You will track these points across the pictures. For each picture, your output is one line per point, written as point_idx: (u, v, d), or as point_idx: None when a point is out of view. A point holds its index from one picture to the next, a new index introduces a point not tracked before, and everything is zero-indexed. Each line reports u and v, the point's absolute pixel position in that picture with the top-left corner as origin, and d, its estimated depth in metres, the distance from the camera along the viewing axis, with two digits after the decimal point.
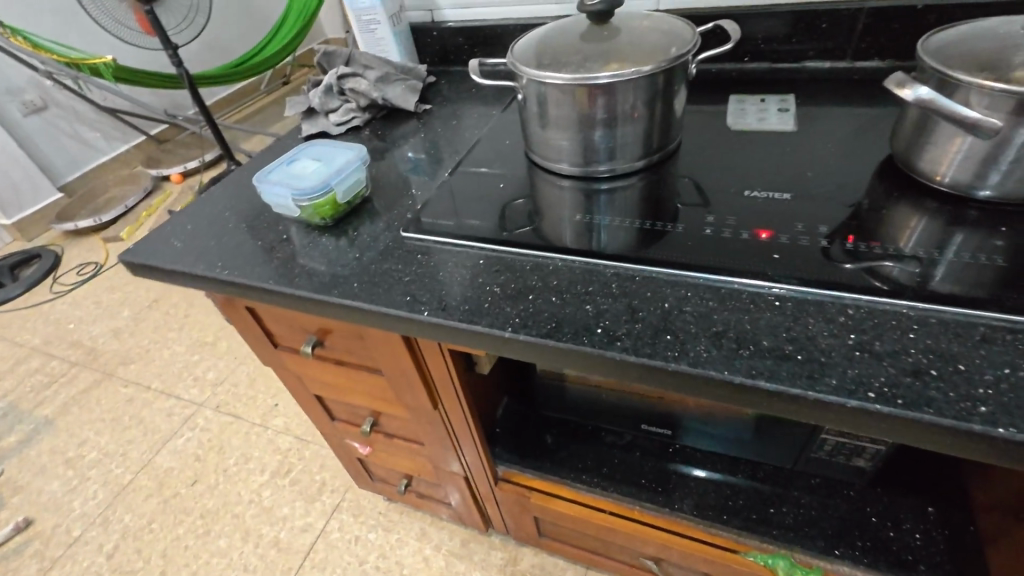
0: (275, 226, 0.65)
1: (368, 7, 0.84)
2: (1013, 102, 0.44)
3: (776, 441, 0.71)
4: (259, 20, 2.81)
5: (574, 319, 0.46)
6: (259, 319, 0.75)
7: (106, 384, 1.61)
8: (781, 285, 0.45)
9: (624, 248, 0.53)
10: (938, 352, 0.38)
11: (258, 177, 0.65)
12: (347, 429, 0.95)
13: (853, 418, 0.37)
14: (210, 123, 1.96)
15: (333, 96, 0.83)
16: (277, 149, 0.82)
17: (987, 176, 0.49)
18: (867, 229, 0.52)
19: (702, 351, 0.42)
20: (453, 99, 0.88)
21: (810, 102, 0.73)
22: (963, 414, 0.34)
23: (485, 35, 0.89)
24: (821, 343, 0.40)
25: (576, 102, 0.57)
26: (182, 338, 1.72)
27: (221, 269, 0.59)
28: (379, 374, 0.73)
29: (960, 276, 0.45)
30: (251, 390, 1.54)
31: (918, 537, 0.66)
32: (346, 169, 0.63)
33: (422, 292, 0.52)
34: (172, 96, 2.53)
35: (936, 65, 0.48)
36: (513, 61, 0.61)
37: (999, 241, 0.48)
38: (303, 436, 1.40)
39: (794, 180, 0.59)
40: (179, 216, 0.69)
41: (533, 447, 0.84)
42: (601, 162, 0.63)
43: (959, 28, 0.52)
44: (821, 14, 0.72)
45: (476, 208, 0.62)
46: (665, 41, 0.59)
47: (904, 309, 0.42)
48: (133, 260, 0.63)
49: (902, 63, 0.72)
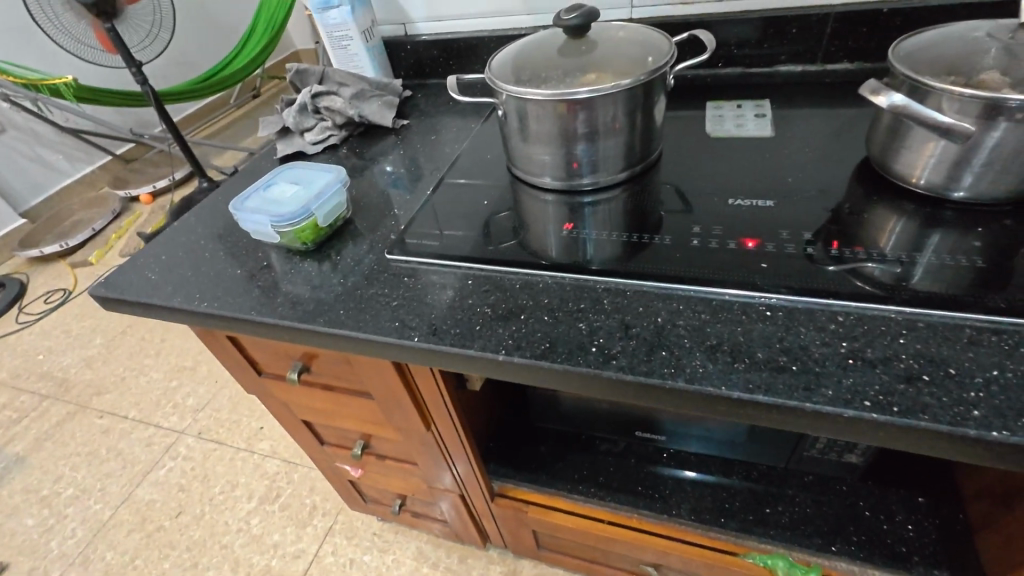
0: (254, 252, 0.63)
1: (340, 23, 0.83)
2: (983, 107, 0.45)
3: (769, 442, 0.71)
4: (225, 34, 2.76)
5: (568, 338, 0.46)
6: (241, 347, 0.73)
7: (80, 417, 1.55)
8: (771, 295, 0.46)
9: (612, 261, 0.53)
10: (929, 356, 0.39)
11: (234, 204, 0.63)
12: (337, 452, 0.93)
13: (851, 427, 0.38)
14: (179, 141, 1.91)
15: (308, 115, 0.81)
16: (252, 171, 0.80)
17: (960, 177, 0.50)
18: (849, 233, 0.52)
19: (698, 366, 0.42)
20: (430, 113, 0.87)
21: (784, 105, 0.74)
22: (958, 419, 0.35)
23: (460, 48, 0.89)
24: (815, 353, 0.41)
25: (556, 117, 0.57)
26: (159, 364, 1.67)
27: (199, 301, 0.57)
28: (368, 397, 0.71)
29: (943, 278, 0.46)
30: (234, 415, 1.50)
31: (911, 529, 0.67)
32: (326, 192, 0.61)
33: (411, 317, 0.51)
34: (138, 114, 2.46)
35: (907, 72, 0.49)
36: (491, 77, 0.61)
37: (976, 241, 0.49)
38: (291, 459, 1.37)
39: (775, 186, 0.60)
40: (152, 246, 0.67)
41: (528, 461, 0.83)
42: (584, 175, 0.63)
43: (927, 33, 0.53)
44: (791, 20, 0.73)
45: (460, 225, 0.61)
46: (642, 53, 0.59)
47: (892, 313, 0.43)
48: (105, 294, 0.60)
49: (871, 65, 0.74)
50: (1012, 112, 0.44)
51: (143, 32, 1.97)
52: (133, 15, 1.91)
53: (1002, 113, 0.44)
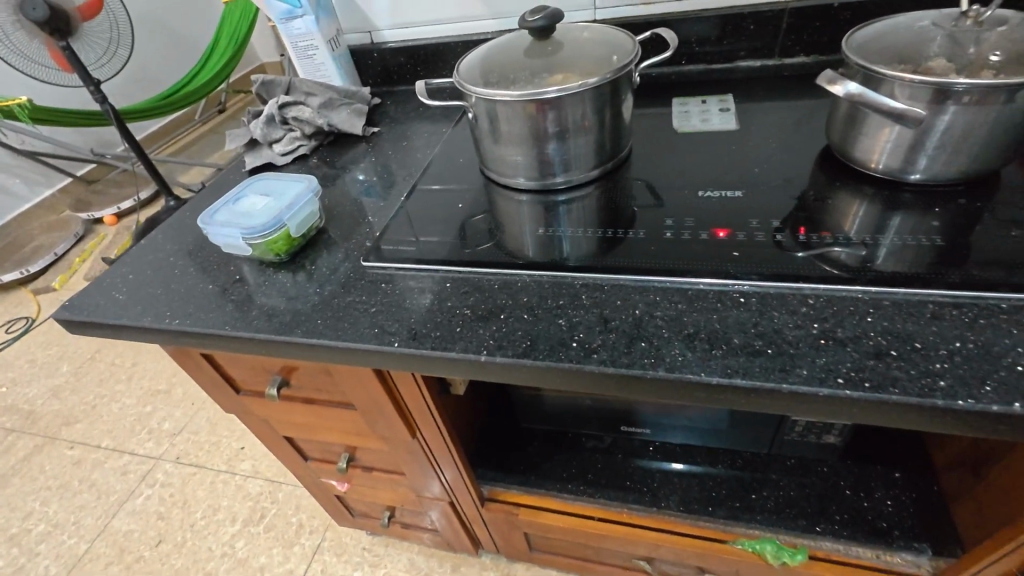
0: (226, 266, 0.62)
1: (304, 33, 0.82)
2: (933, 92, 0.47)
3: (750, 429, 0.73)
4: (186, 49, 2.70)
5: (549, 335, 0.46)
6: (217, 365, 0.71)
7: (49, 449, 1.49)
8: (743, 282, 0.47)
9: (588, 257, 0.53)
10: (896, 332, 0.41)
11: (202, 218, 0.62)
12: (321, 467, 0.92)
13: (826, 406, 0.39)
14: (143, 159, 1.86)
15: (275, 125, 0.80)
16: (221, 185, 0.78)
17: (916, 161, 0.52)
18: (815, 219, 0.54)
19: (677, 355, 0.42)
20: (400, 120, 0.86)
21: (747, 99, 0.76)
22: (926, 390, 0.36)
23: (427, 54, 0.89)
24: (788, 335, 0.42)
25: (526, 118, 0.57)
26: (131, 389, 1.62)
27: (171, 319, 0.56)
28: (350, 408, 0.70)
29: (905, 257, 0.47)
30: (213, 437, 1.46)
31: (890, 504, 0.68)
32: (298, 202, 0.60)
33: (390, 322, 0.50)
34: (98, 133, 2.39)
35: (860, 61, 0.51)
36: (460, 80, 0.61)
37: (935, 221, 0.51)
38: (274, 478, 1.34)
39: (743, 177, 0.61)
40: (117, 265, 0.65)
41: (516, 463, 0.83)
42: (557, 175, 0.63)
43: (876, 24, 0.55)
44: (747, 17, 0.75)
45: (436, 229, 0.61)
46: (607, 52, 0.60)
47: (859, 293, 0.44)
48: (70, 317, 0.58)
49: (827, 58, 0.76)
50: (959, 96, 0.46)
51: (100, 48, 1.93)
52: (90, 31, 1.87)
53: (950, 97, 0.46)
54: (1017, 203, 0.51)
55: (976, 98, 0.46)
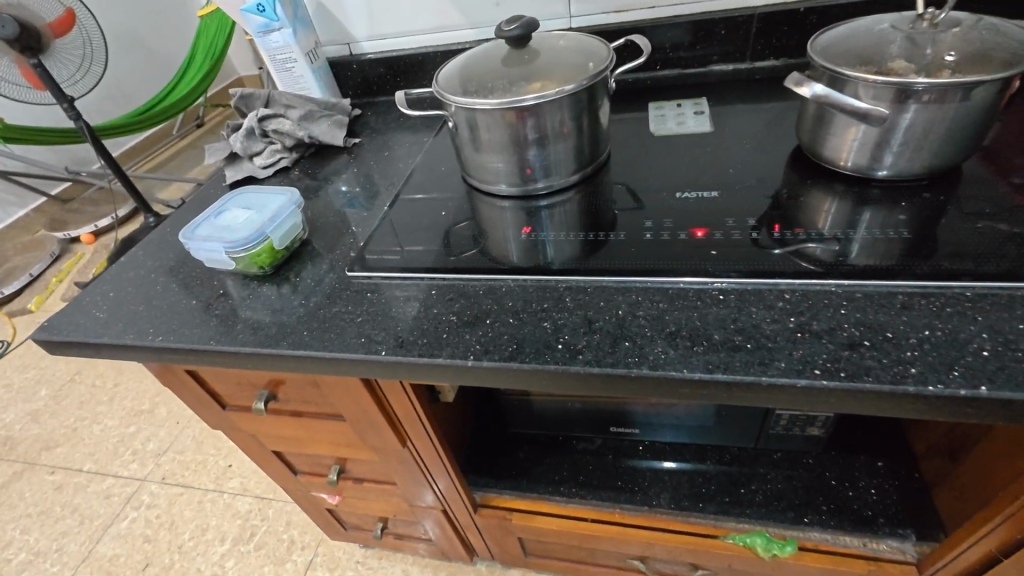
0: (209, 281, 0.61)
1: (282, 46, 0.82)
2: (895, 92, 0.49)
3: (736, 424, 0.74)
4: (162, 65, 2.68)
5: (535, 338, 0.47)
6: (202, 382, 0.70)
7: (28, 475, 1.45)
8: (722, 280, 0.48)
9: (571, 260, 0.54)
10: (868, 323, 0.42)
11: (183, 233, 0.61)
12: (311, 481, 0.91)
13: (806, 396, 0.40)
14: (121, 176, 1.83)
15: (256, 139, 0.80)
16: (201, 200, 0.78)
17: (882, 158, 0.54)
18: (789, 217, 0.55)
19: (660, 352, 0.43)
20: (381, 130, 0.87)
21: (720, 102, 0.78)
22: (898, 377, 0.38)
23: (406, 64, 0.89)
24: (766, 330, 0.43)
25: (506, 125, 0.58)
26: (113, 410, 1.58)
27: (154, 336, 0.55)
28: (339, 420, 0.70)
29: (876, 251, 0.49)
30: (199, 455, 1.44)
31: (874, 493, 0.70)
32: (281, 215, 0.60)
33: (377, 331, 0.50)
34: (73, 150, 2.35)
35: (825, 64, 0.53)
36: (439, 90, 0.61)
37: (902, 215, 0.53)
38: (264, 494, 1.32)
39: (719, 178, 0.63)
40: (97, 284, 0.64)
41: (508, 468, 0.83)
42: (538, 180, 0.64)
43: (840, 28, 0.57)
44: (719, 22, 0.77)
45: (421, 237, 0.62)
46: (583, 60, 0.61)
47: (833, 287, 0.46)
48: (49, 337, 0.57)
49: (795, 60, 0.79)
50: (919, 95, 0.48)
51: (73, 65, 1.90)
52: (61, 49, 1.84)
53: (911, 97, 0.48)
54: (980, 196, 0.54)
55: (934, 97, 0.48)
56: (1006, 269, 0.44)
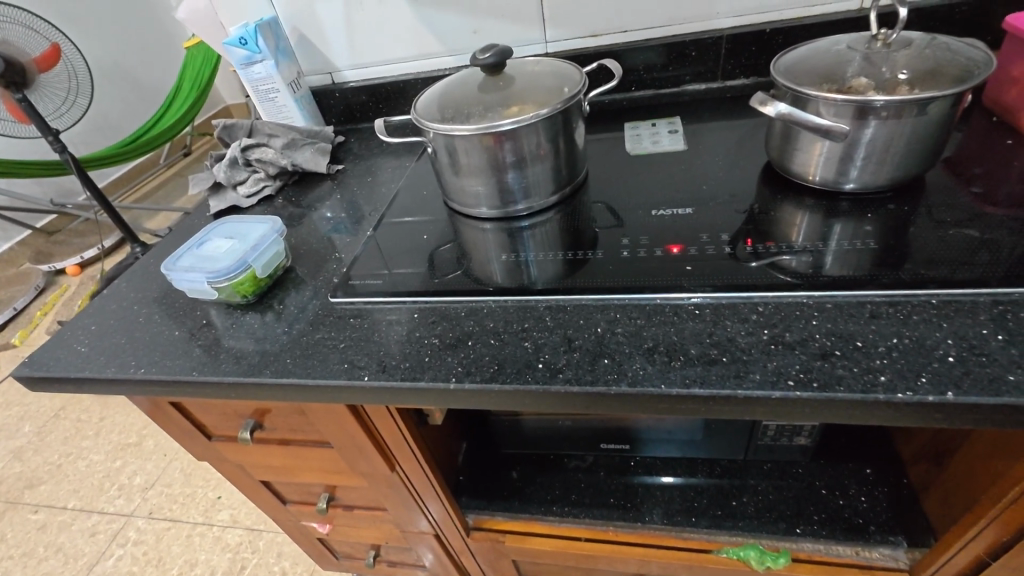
0: (192, 311, 0.61)
1: (264, 77, 0.84)
2: (855, 109, 0.50)
3: (725, 436, 0.75)
4: (149, 97, 2.70)
5: (515, 358, 0.47)
6: (187, 413, 0.70)
7: (11, 515, 1.41)
8: (697, 295, 0.49)
9: (553, 280, 0.55)
10: (839, 333, 0.43)
11: (166, 264, 0.61)
12: (301, 510, 0.90)
13: (781, 407, 0.40)
14: (108, 208, 1.83)
15: (239, 168, 0.81)
16: (184, 231, 0.78)
17: (848, 172, 0.56)
18: (762, 230, 0.57)
19: (639, 369, 0.44)
20: (365, 156, 0.88)
21: (694, 120, 0.80)
22: (869, 386, 0.39)
23: (387, 92, 0.91)
24: (741, 343, 0.44)
25: (483, 149, 0.59)
26: (99, 445, 1.55)
27: (136, 368, 0.55)
28: (327, 446, 0.70)
29: (848, 262, 0.50)
30: (188, 488, 1.41)
31: (864, 500, 0.70)
32: (263, 243, 0.61)
33: (360, 356, 0.51)
34: (58, 182, 2.35)
35: (789, 83, 0.55)
36: (417, 117, 0.63)
37: (869, 226, 0.55)
38: (255, 526, 1.30)
39: (695, 195, 0.64)
40: (77, 317, 0.64)
41: (499, 489, 0.82)
42: (518, 203, 0.65)
43: (801, 48, 0.60)
44: (689, 44, 0.80)
45: (404, 260, 0.63)
46: (558, 84, 0.63)
47: (804, 298, 0.47)
48: (30, 373, 0.57)
49: (764, 79, 0.82)
50: (879, 112, 0.50)
51: (58, 99, 1.92)
52: (47, 83, 1.86)
53: (870, 113, 0.50)
54: (943, 205, 0.56)
55: (892, 113, 0.50)
56: (972, 276, 0.46)
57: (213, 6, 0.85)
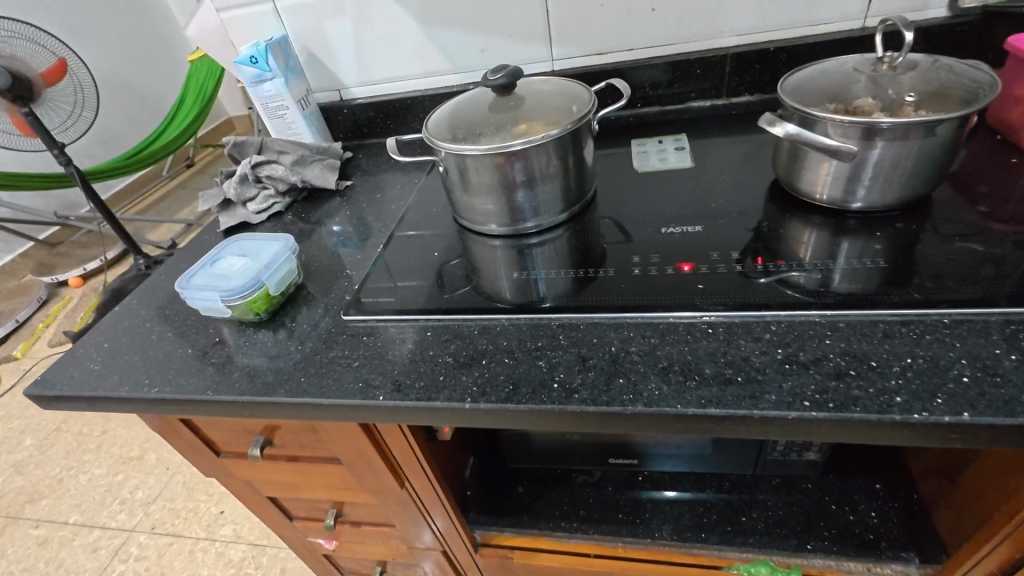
0: (205, 329, 0.62)
1: (274, 95, 0.85)
2: (863, 131, 0.51)
3: (734, 451, 0.75)
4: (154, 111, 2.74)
5: (530, 377, 0.47)
6: (198, 431, 0.70)
7: (11, 531, 1.40)
8: (710, 313, 0.49)
9: (564, 297, 0.55)
10: (853, 353, 0.43)
11: (180, 282, 0.62)
12: (308, 526, 0.89)
13: (797, 427, 0.41)
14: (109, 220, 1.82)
15: (249, 185, 0.81)
16: (195, 248, 0.79)
17: (855, 191, 0.56)
18: (771, 248, 0.57)
19: (654, 389, 0.44)
20: (373, 172, 0.89)
21: (699, 136, 0.81)
22: (885, 406, 0.39)
23: (395, 108, 0.93)
24: (756, 362, 0.44)
25: (494, 168, 0.60)
26: (100, 459, 1.54)
27: (149, 387, 0.55)
28: (337, 463, 0.70)
29: (858, 280, 0.51)
30: (190, 502, 1.40)
31: (874, 515, 0.70)
32: (276, 261, 0.61)
33: (374, 375, 0.51)
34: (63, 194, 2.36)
35: (797, 103, 0.55)
36: (428, 136, 0.63)
37: (878, 244, 0.55)
38: (257, 541, 1.29)
39: (704, 212, 0.65)
40: (89, 335, 0.64)
41: (508, 504, 0.82)
42: (527, 220, 0.66)
43: (808, 68, 0.61)
44: (694, 62, 0.81)
45: (415, 277, 0.63)
46: (567, 104, 0.64)
47: (816, 317, 0.47)
48: (43, 392, 0.57)
49: (768, 96, 0.83)
50: (887, 133, 0.51)
51: (64, 112, 1.94)
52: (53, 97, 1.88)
53: (878, 135, 0.51)
54: (950, 222, 0.56)
55: (899, 134, 0.51)
56: (982, 295, 0.46)
57: (224, 26, 0.87)
